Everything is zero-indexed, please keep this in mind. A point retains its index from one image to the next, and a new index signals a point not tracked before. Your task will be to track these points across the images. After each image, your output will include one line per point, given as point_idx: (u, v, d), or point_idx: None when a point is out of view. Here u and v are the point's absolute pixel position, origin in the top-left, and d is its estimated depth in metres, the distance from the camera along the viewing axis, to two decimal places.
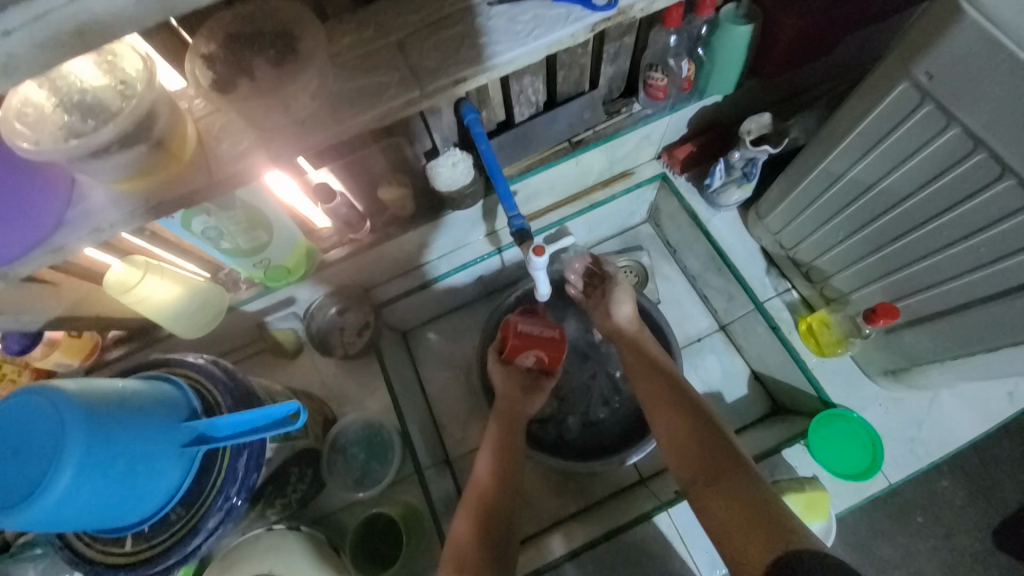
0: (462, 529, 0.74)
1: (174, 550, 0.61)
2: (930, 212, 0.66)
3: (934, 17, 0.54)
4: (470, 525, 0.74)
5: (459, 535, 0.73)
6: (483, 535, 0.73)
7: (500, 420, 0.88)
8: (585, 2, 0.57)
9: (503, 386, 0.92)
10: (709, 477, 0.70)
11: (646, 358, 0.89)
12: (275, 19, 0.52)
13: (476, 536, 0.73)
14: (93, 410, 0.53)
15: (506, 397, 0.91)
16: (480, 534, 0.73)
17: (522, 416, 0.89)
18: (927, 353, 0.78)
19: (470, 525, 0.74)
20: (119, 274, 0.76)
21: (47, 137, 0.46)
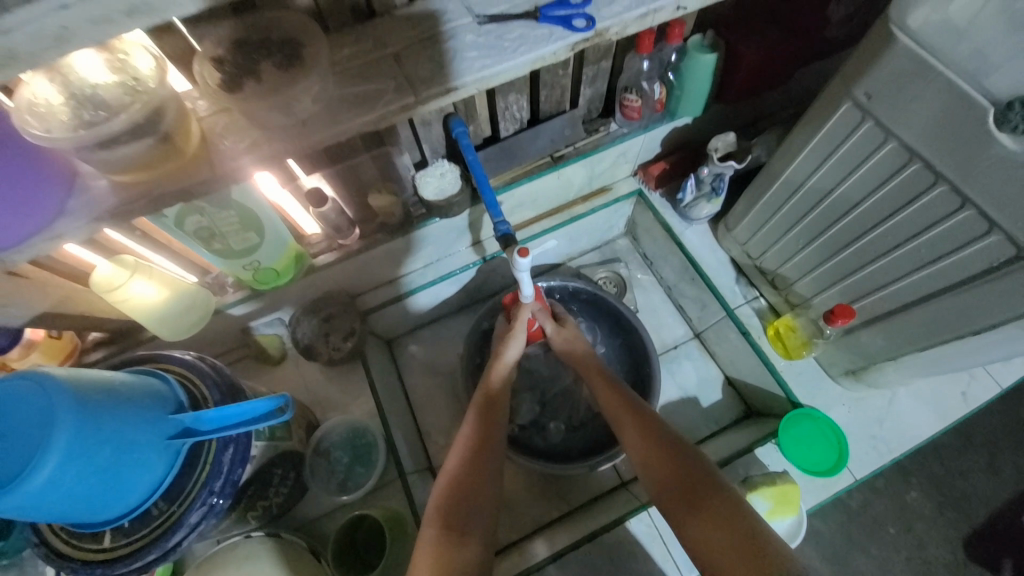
0: (433, 507, 0.71)
1: (154, 546, 0.61)
2: (878, 218, 0.72)
3: (872, 43, 0.62)
4: (441, 502, 0.71)
5: (430, 514, 0.70)
6: (451, 516, 0.69)
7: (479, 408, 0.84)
8: (566, 24, 0.62)
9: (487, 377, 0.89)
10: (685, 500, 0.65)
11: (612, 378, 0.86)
12: (282, 28, 0.56)
13: (444, 514, 0.69)
14: (84, 397, 0.53)
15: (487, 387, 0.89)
16: (450, 514, 0.69)
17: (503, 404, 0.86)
18: (883, 352, 0.84)
19: (441, 504, 0.71)
20: (104, 274, 0.76)
21: (58, 126, 0.48)
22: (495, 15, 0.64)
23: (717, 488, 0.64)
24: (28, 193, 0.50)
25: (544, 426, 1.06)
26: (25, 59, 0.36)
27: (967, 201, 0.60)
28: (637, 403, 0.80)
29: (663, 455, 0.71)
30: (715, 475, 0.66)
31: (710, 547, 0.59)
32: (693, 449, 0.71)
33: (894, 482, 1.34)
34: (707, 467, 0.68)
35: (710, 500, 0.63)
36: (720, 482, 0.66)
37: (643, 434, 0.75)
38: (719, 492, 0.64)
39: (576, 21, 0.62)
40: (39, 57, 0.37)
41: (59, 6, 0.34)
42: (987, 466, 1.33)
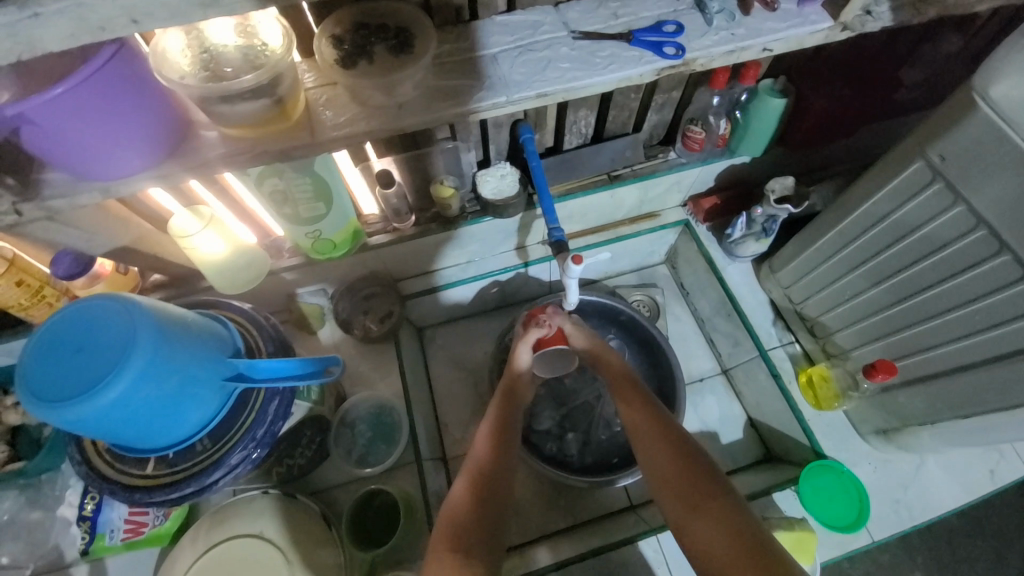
0: (443, 519, 0.69)
1: (195, 479, 0.64)
2: (932, 279, 0.73)
3: (952, 108, 0.63)
4: (455, 515, 0.69)
5: (440, 530, 0.68)
6: (464, 529, 0.67)
7: (499, 407, 0.84)
8: (657, 49, 0.65)
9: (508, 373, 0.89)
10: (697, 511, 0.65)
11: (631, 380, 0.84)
12: (397, 18, 0.61)
13: (456, 528, 0.67)
14: (161, 326, 0.57)
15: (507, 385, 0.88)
16: (463, 527, 0.68)
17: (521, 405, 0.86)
18: (919, 414, 0.84)
19: (455, 515, 0.69)
20: (180, 223, 0.81)
21: (193, 77, 0.53)
22: (589, 32, 0.67)
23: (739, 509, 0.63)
24: (149, 132, 0.54)
25: (562, 436, 1.07)
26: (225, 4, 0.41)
27: None
28: (659, 411, 0.78)
29: (678, 461, 0.70)
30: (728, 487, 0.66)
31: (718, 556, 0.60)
32: (714, 466, 0.69)
33: (902, 558, 1.26)
34: (729, 486, 0.66)
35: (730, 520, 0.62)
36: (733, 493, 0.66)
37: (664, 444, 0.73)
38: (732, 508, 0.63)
39: (666, 48, 0.65)
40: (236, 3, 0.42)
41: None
42: (999, 557, 1.25)
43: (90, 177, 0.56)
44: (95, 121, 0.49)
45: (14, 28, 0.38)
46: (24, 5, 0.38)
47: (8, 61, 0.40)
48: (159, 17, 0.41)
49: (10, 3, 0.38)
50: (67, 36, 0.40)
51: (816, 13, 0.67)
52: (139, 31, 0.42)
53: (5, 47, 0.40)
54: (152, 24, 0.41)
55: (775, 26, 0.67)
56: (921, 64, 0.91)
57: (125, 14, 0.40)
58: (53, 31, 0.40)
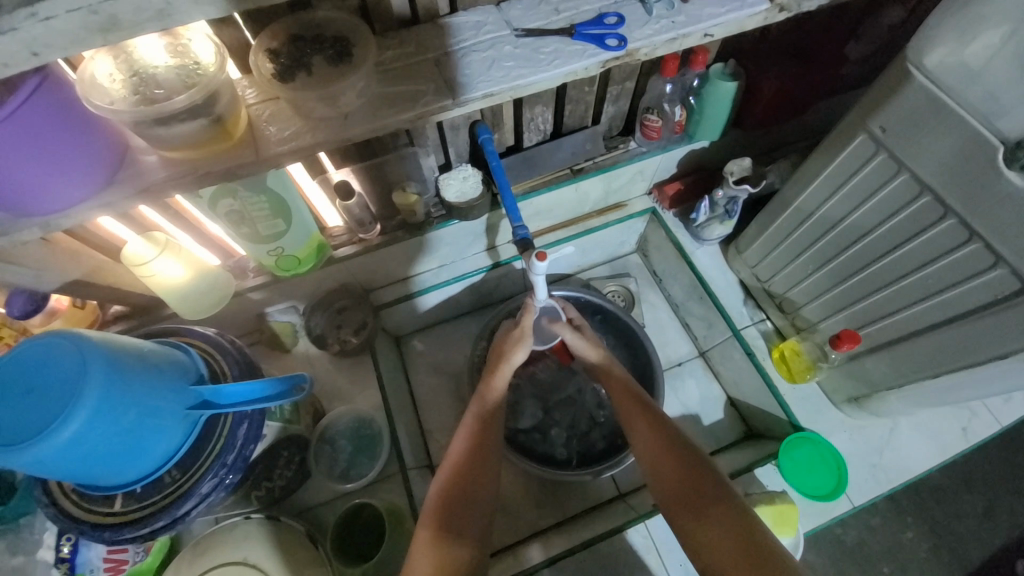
0: (428, 507, 0.71)
1: (164, 513, 0.63)
2: (885, 247, 0.75)
3: (888, 81, 0.65)
4: (438, 500, 0.71)
5: (426, 513, 0.70)
6: (447, 513, 0.70)
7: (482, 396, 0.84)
8: (599, 42, 0.66)
9: (490, 374, 0.85)
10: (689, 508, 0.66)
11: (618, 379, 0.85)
12: (335, 27, 0.60)
13: (439, 512, 0.70)
14: (116, 359, 0.56)
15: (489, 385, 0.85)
16: (445, 508, 0.70)
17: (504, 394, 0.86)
18: (886, 380, 0.86)
19: (437, 499, 0.71)
20: (135, 249, 0.79)
21: (122, 100, 0.51)
22: (532, 29, 0.67)
23: (724, 499, 0.65)
24: (84, 162, 0.53)
25: (546, 432, 1.07)
26: (126, 27, 0.40)
27: (974, 235, 0.62)
28: (648, 408, 0.79)
29: (666, 455, 0.72)
30: (717, 481, 0.68)
31: (709, 550, 0.62)
32: (700, 457, 0.71)
33: (890, 520, 1.28)
34: (717, 478, 0.68)
35: (716, 512, 0.64)
36: (722, 487, 0.67)
37: (649, 433, 0.76)
38: (722, 502, 0.65)
39: (609, 40, 0.66)
40: (139, 25, 0.40)
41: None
42: (985, 511, 1.28)
43: (26, 213, 0.54)
44: (23, 156, 0.48)
45: None
46: None
47: None
48: (60, 45, 0.40)
49: None
50: None
51: None
52: (41, 63, 0.40)
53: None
54: (53, 54, 0.40)
55: (714, 12, 0.67)
56: (866, 39, 0.93)
57: (24, 47, 0.39)
58: None
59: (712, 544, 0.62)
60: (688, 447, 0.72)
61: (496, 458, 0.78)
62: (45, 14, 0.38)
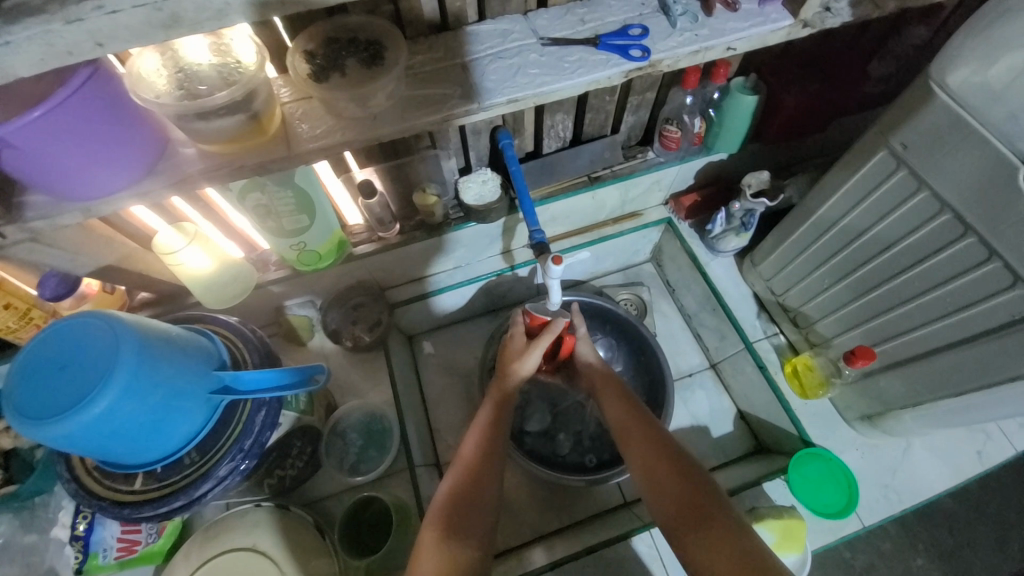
0: (435, 508, 0.72)
1: (182, 494, 0.65)
2: (901, 264, 0.74)
3: (911, 98, 0.65)
4: (444, 503, 0.72)
5: (432, 515, 0.71)
6: (453, 513, 0.70)
7: (495, 400, 0.85)
8: (623, 52, 0.67)
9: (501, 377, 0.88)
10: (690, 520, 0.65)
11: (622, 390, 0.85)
12: (368, 31, 0.63)
13: (445, 513, 0.70)
14: (145, 341, 0.58)
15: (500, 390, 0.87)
16: (451, 509, 0.71)
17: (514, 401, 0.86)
18: (900, 398, 0.85)
19: (445, 500, 0.72)
20: (165, 239, 0.81)
21: (168, 95, 0.54)
22: (558, 38, 0.69)
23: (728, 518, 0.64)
24: (127, 152, 0.56)
25: (554, 436, 1.08)
26: (185, 24, 0.43)
27: (994, 254, 0.62)
28: (651, 420, 0.79)
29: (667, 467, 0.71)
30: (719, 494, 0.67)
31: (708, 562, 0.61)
32: (706, 476, 0.70)
33: (901, 545, 1.25)
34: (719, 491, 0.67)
35: (716, 524, 0.63)
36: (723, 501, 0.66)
37: (655, 448, 0.75)
38: (724, 517, 0.64)
39: (632, 50, 0.67)
40: (196, 23, 0.43)
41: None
42: (1001, 541, 1.25)
43: (70, 198, 0.57)
44: (72, 142, 0.50)
45: None
46: None
47: None
48: (123, 38, 0.42)
49: None
50: (40, 60, 0.41)
51: (777, 12, 0.70)
52: (104, 53, 0.43)
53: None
54: (115, 47, 0.43)
55: (738, 26, 0.69)
56: (889, 57, 0.94)
57: (90, 38, 0.41)
58: (23, 58, 0.40)
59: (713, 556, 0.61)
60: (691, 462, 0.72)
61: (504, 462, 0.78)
62: (111, 7, 0.40)
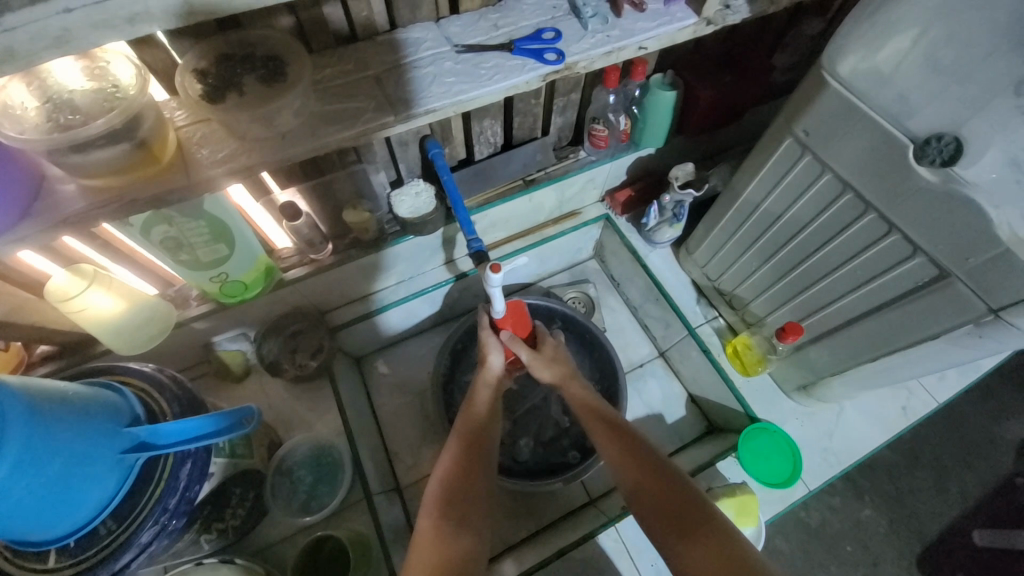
0: (429, 501, 0.72)
1: (101, 567, 0.59)
2: (816, 243, 0.79)
3: (808, 88, 0.70)
4: (435, 503, 0.71)
5: (425, 509, 0.71)
6: (448, 502, 0.71)
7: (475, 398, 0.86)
8: (538, 56, 0.67)
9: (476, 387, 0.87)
10: (670, 518, 0.65)
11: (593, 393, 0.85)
12: (267, 45, 0.58)
13: (441, 502, 0.71)
14: (35, 406, 0.51)
15: (477, 399, 0.86)
16: (447, 498, 0.72)
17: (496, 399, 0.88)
18: (828, 367, 0.91)
19: (440, 489, 0.73)
20: (59, 283, 0.72)
21: (34, 128, 0.48)
22: (472, 45, 0.68)
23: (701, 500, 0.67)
24: None
25: (516, 443, 1.07)
26: (23, 57, 0.38)
27: (893, 228, 0.67)
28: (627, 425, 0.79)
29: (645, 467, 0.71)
30: (696, 492, 0.67)
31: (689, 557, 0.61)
32: (673, 465, 0.72)
33: (849, 499, 1.34)
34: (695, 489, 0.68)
35: (694, 522, 0.64)
36: (701, 500, 0.67)
37: (625, 439, 0.76)
38: (703, 514, 0.65)
39: (547, 54, 0.67)
40: (41, 55, 0.38)
41: (63, 9, 0.36)
42: (935, 484, 1.36)
43: None
44: None
45: None
46: None
47: None
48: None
49: None
50: None
51: (681, 11, 0.72)
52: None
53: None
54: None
55: (647, 26, 0.70)
56: (790, 50, 1.02)
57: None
58: None
59: (691, 550, 0.61)
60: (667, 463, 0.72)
61: (483, 474, 0.76)
62: None
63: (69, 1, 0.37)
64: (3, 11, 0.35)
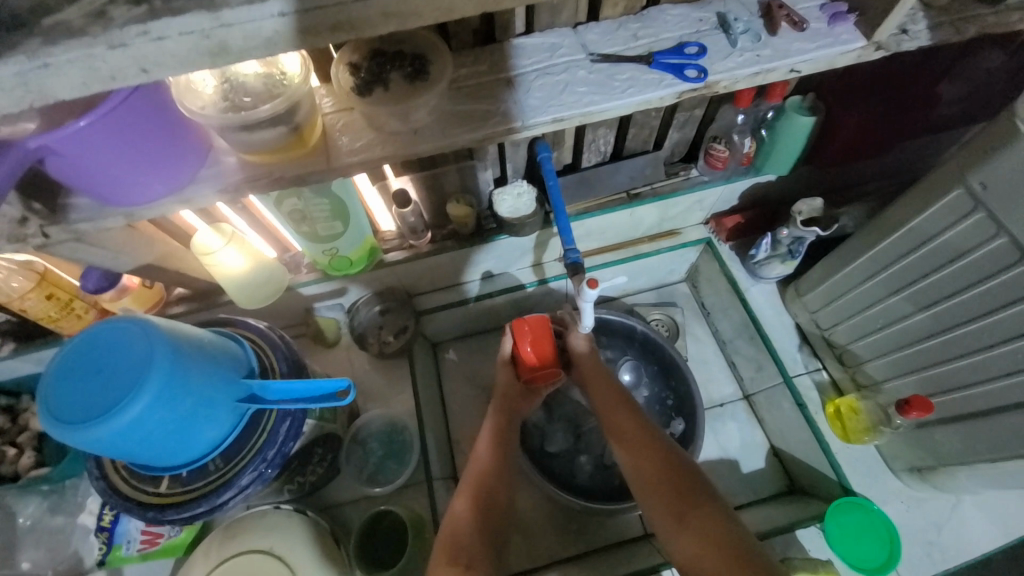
0: (462, 495, 0.75)
1: (206, 499, 0.66)
2: (971, 312, 0.69)
3: (995, 136, 0.59)
4: (469, 492, 0.75)
5: (460, 498, 0.75)
6: (479, 496, 0.75)
7: (500, 403, 0.86)
8: (678, 72, 0.63)
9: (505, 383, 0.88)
10: (685, 517, 0.68)
11: (615, 389, 0.85)
12: (412, 43, 0.61)
13: (473, 494, 0.75)
14: (178, 349, 0.59)
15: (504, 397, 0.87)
16: (480, 491, 0.75)
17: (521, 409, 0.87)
18: (956, 454, 0.80)
19: (473, 480, 0.77)
20: (204, 239, 0.82)
21: (213, 106, 0.54)
22: (608, 55, 0.66)
23: (717, 503, 0.68)
24: (173, 160, 0.56)
25: (575, 459, 1.05)
26: (233, 52, 0.41)
27: None
28: (648, 421, 0.80)
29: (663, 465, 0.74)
30: (712, 493, 0.70)
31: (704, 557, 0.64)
32: (691, 462, 0.74)
33: None
34: (712, 488, 0.70)
35: (710, 520, 0.67)
36: (716, 498, 0.69)
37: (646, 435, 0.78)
38: (721, 515, 0.67)
39: (688, 70, 0.64)
40: (243, 50, 0.41)
41: (274, 12, 0.39)
42: None
43: (115, 202, 0.58)
44: (111, 153, 0.51)
45: (26, 77, 0.38)
46: (35, 55, 0.37)
47: (22, 109, 0.40)
48: (166, 65, 0.40)
49: (21, 53, 0.37)
50: (83, 85, 0.40)
51: (848, 33, 0.64)
52: (148, 79, 0.41)
53: (19, 95, 0.39)
54: (161, 72, 0.41)
55: (804, 47, 0.64)
56: (960, 80, 0.86)
57: (135, 64, 0.40)
58: (65, 81, 0.39)
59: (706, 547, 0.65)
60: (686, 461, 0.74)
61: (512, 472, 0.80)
62: (157, 33, 0.38)
63: (283, 6, 0.39)
64: (222, 7, 0.38)
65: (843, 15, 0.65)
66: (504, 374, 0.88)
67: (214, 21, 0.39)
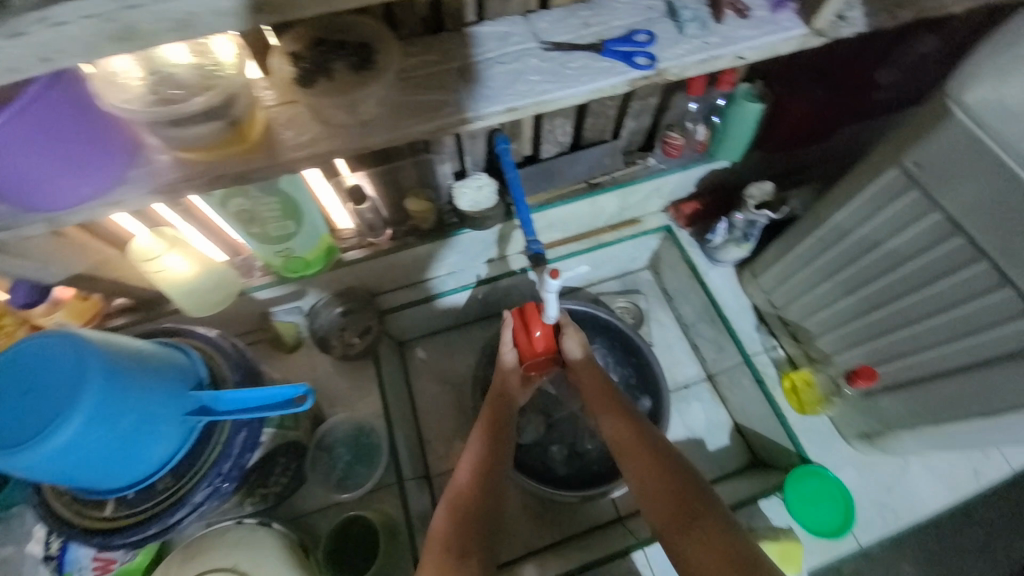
0: (445, 507, 0.73)
1: (157, 520, 0.62)
2: (910, 285, 0.73)
3: (926, 117, 0.62)
4: (454, 505, 0.73)
5: (444, 511, 0.72)
6: (464, 508, 0.72)
7: (491, 410, 0.85)
8: (629, 60, 0.64)
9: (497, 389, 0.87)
10: (678, 519, 0.67)
11: (609, 394, 0.84)
12: (357, 32, 0.58)
13: (456, 506, 0.72)
14: (115, 364, 0.55)
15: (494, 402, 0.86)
16: (465, 502, 0.73)
17: (513, 409, 0.87)
18: (902, 419, 0.85)
19: (458, 491, 0.74)
20: (143, 243, 0.76)
21: (138, 100, 0.50)
22: (560, 43, 0.65)
23: (708, 505, 0.67)
24: (97, 159, 0.52)
25: (548, 449, 1.05)
26: (144, 35, 0.38)
27: (1007, 282, 0.60)
28: (640, 426, 0.79)
29: (654, 468, 0.73)
30: (705, 494, 0.69)
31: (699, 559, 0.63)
32: (683, 464, 0.73)
33: None
34: (705, 489, 0.70)
35: (703, 522, 0.66)
36: (710, 500, 0.68)
37: (637, 439, 0.77)
38: (714, 516, 0.66)
39: (637, 57, 0.64)
40: (160, 36, 0.38)
41: None
42: None
43: (34, 207, 0.53)
44: (22, 153, 0.46)
45: None
46: None
47: None
48: (73, 53, 0.37)
49: None
50: None
51: (789, 20, 0.66)
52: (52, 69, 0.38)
53: None
54: (66, 61, 0.38)
55: (749, 34, 0.65)
56: (894, 66, 0.90)
57: (35, 53, 0.36)
58: None
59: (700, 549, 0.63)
60: (679, 463, 0.73)
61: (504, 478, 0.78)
62: (58, 19, 0.35)
63: None
64: None
65: (784, 3, 0.67)
66: (503, 364, 0.89)
67: (121, 3, 0.35)
